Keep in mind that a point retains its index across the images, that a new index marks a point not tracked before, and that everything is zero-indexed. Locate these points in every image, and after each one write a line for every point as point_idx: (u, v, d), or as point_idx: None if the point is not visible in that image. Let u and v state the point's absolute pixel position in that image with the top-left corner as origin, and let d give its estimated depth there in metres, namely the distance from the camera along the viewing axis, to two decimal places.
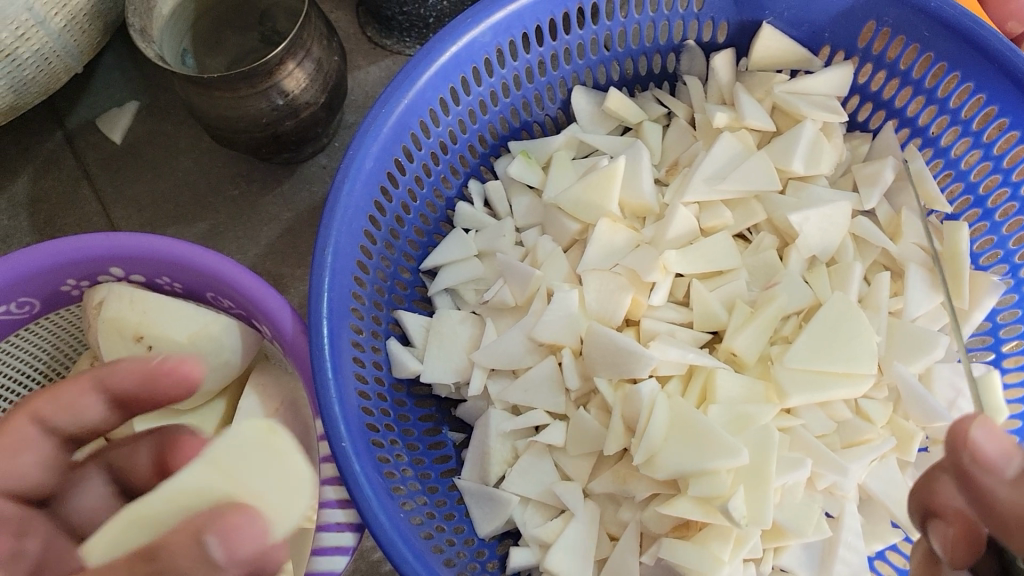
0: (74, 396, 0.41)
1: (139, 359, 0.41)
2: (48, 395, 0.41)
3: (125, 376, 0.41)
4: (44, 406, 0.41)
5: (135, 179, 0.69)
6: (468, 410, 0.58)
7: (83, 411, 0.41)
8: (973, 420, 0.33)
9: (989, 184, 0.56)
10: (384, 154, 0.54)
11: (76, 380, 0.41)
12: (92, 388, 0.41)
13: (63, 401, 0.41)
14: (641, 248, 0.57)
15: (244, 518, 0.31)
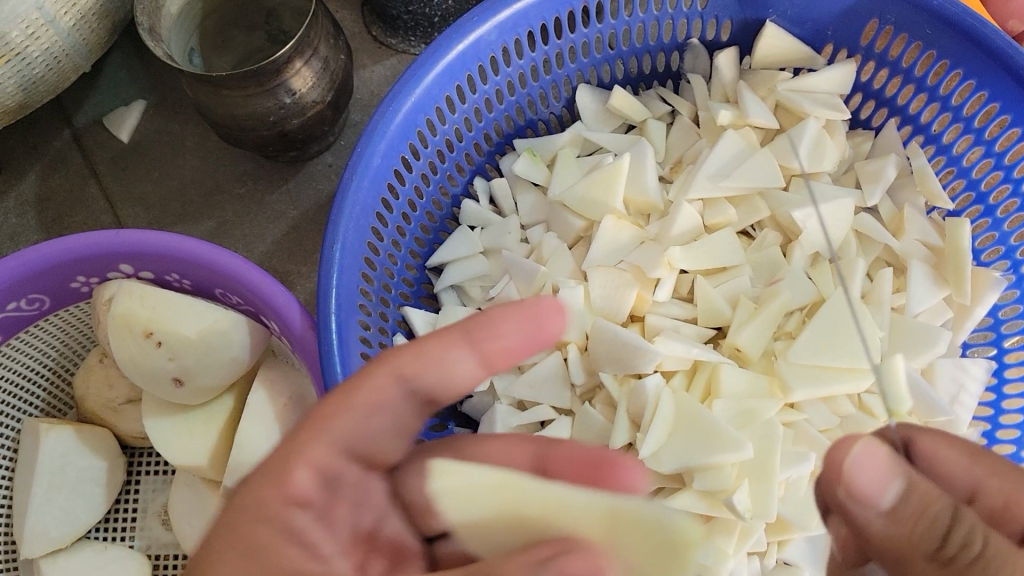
0: (439, 355, 0.34)
1: (494, 308, 0.34)
2: (411, 350, 0.33)
3: (510, 333, 0.34)
4: (404, 360, 0.33)
5: (142, 178, 0.69)
6: (474, 406, 0.58)
7: (451, 372, 0.34)
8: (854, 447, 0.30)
9: (991, 181, 0.56)
10: (391, 152, 0.54)
11: (437, 333, 0.34)
12: (463, 343, 0.34)
13: (430, 357, 0.34)
14: (646, 244, 0.57)
15: (581, 562, 0.28)
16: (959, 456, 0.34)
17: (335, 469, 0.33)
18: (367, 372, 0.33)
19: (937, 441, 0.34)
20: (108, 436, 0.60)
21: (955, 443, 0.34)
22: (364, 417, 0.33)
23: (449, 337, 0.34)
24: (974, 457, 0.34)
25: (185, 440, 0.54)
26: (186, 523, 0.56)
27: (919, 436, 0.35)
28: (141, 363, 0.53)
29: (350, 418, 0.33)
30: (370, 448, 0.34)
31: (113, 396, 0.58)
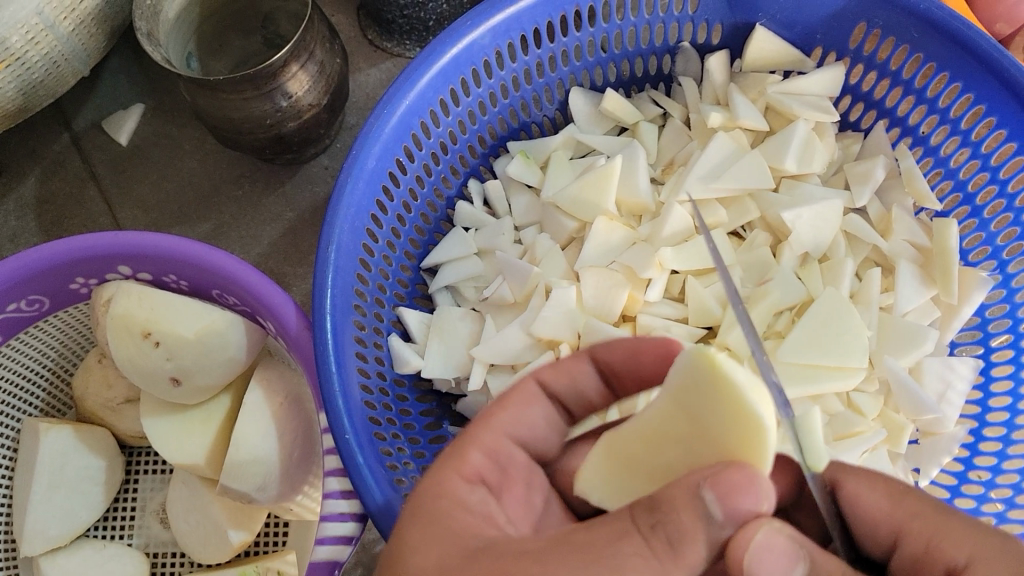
0: (574, 369, 0.45)
1: (606, 339, 0.46)
2: (549, 365, 0.45)
3: (618, 352, 0.45)
4: (544, 371, 0.44)
5: (141, 181, 0.70)
6: (468, 405, 0.60)
7: (580, 381, 0.45)
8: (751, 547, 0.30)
9: (978, 182, 0.57)
10: (385, 154, 0.55)
11: (572, 356, 0.46)
12: (589, 359, 0.45)
13: (566, 370, 0.45)
14: (637, 245, 0.58)
15: (741, 476, 0.30)
16: (880, 497, 0.38)
17: (499, 447, 0.40)
18: (518, 380, 0.44)
19: (865, 484, 0.39)
20: (107, 436, 0.61)
21: (879, 484, 0.38)
22: (519, 412, 0.42)
23: (578, 357, 0.46)
24: (895, 499, 0.38)
25: (182, 439, 0.55)
26: (184, 521, 0.57)
27: (850, 480, 0.39)
28: (139, 363, 0.53)
29: (507, 412, 0.42)
30: (529, 440, 0.42)
31: (112, 396, 0.59)
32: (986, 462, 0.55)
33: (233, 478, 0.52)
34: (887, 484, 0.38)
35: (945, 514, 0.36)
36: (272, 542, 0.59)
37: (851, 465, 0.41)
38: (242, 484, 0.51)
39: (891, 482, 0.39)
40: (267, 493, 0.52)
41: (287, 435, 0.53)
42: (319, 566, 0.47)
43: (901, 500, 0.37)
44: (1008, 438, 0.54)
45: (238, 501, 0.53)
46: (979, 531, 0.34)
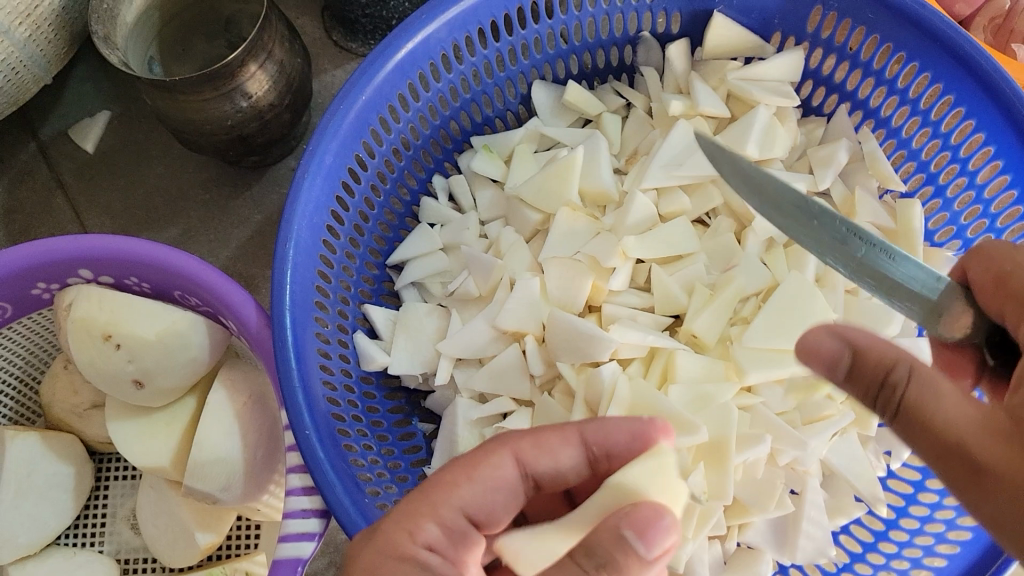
0: (557, 447, 0.40)
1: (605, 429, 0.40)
2: (531, 438, 0.40)
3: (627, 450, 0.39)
4: (524, 445, 0.39)
5: (108, 187, 0.70)
6: (436, 400, 0.60)
7: (562, 461, 0.40)
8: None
9: (941, 162, 0.57)
10: (343, 150, 0.55)
11: (557, 425, 0.41)
12: (578, 442, 0.40)
13: (548, 447, 0.40)
14: (601, 234, 0.57)
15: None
16: (886, 354, 0.34)
17: (455, 526, 0.37)
18: (490, 449, 0.39)
19: (880, 350, 0.34)
20: (75, 442, 0.60)
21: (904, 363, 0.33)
22: (486, 490, 0.38)
23: (560, 430, 0.40)
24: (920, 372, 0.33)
25: (147, 441, 0.55)
26: (153, 525, 0.57)
27: (858, 345, 0.34)
28: (102, 366, 0.53)
29: (472, 487, 0.38)
30: (485, 520, 0.38)
31: (78, 402, 0.59)
32: None
33: (196, 479, 0.51)
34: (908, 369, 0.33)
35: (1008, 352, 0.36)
36: (241, 546, 0.59)
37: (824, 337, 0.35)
38: (205, 484, 0.51)
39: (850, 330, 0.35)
40: (232, 493, 0.52)
41: (251, 435, 0.53)
42: (283, 564, 0.46)
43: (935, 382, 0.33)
44: None
45: (203, 502, 0.53)
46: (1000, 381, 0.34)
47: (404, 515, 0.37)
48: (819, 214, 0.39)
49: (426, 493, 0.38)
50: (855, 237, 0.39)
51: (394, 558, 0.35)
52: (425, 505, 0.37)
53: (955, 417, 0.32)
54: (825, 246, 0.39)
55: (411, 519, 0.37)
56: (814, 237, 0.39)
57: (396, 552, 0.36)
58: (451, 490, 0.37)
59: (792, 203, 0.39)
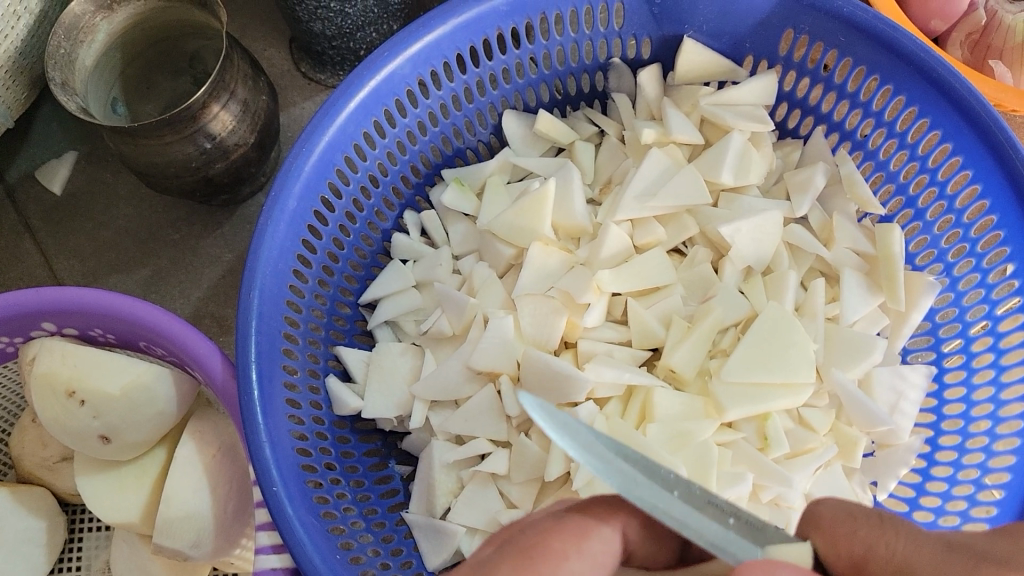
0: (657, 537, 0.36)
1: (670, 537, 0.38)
2: (641, 524, 0.35)
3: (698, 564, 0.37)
4: (633, 527, 0.35)
5: (76, 230, 0.69)
6: (413, 442, 0.59)
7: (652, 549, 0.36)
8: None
9: (920, 184, 0.56)
10: (307, 193, 0.53)
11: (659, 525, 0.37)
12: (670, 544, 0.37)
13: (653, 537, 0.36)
14: (575, 269, 0.56)
15: None
16: (845, 565, 0.34)
17: None
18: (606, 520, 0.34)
19: (840, 533, 0.35)
20: (46, 495, 0.59)
21: (856, 535, 0.34)
22: (593, 567, 0.32)
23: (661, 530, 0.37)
24: (858, 571, 0.34)
25: (116, 497, 0.54)
26: None
27: (832, 544, 0.35)
28: (66, 423, 0.52)
29: (581, 561, 0.32)
30: None
31: (48, 455, 0.58)
32: (943, 473, 0.53)
33: (164, 536, 0.50)
34: (853, 540, 0.34)
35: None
36: None
37: (821, 506, 0.36)
38: (175, 541, 0.50)
39: (858, 520, 0.35)
40: (202, 549, 0.51)
41: (221, 488, 0.52)
42: None
43: (874, 550, 0.34)
44: (963, 447, 0.53)
45: (174, 559, 0.52)
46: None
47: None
48: (677, 485, 0.33)
49: (530, 557, 0.31)
50: (724, 514, 0.33)
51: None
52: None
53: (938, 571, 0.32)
54: (700, 523, 0.32)
55: None
56: (685, 509, 0.33)
57: None
58: (561, 563, 0.31)
59: (644, 469, 0.33)
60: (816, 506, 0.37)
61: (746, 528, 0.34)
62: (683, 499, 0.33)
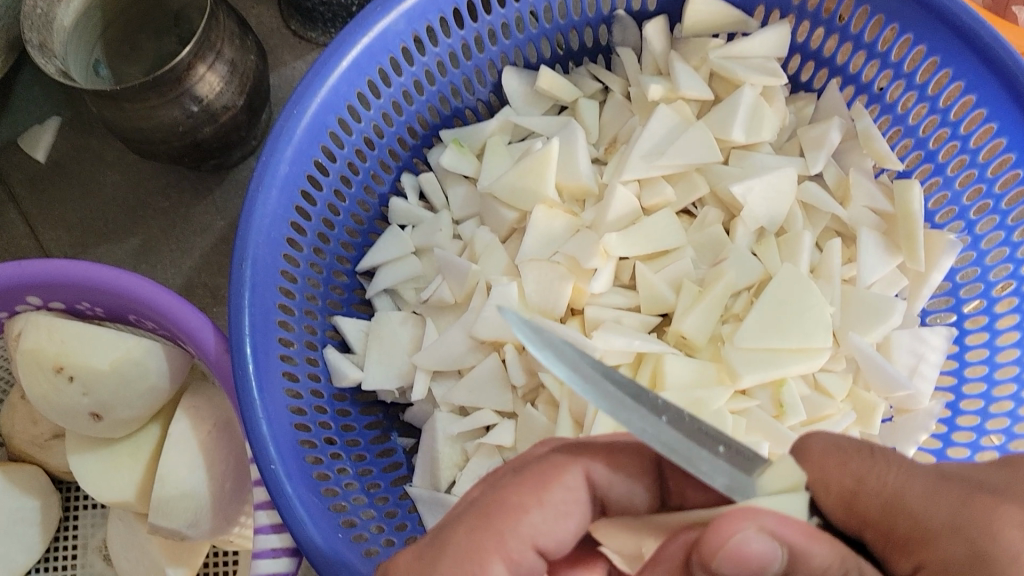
0: (633, 473, 0.35)
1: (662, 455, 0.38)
2: (605, 459, 0.35)
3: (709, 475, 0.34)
4: (597, 465, 0.34)
5: (62, 199, 0.67)
6: (415, 414, 0.57)
7: (635, 484, 0.35)
8: (763, 537, 0.27)
9: (940, 138, 0.53)
10: (300, 157, 0.51)
11: (631, 447, 0.36)
12: (654, 470, 0.35)
13: (623, 473, 0.35)
14: (580, 232, 0.54)
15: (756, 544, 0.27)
16: (835, 503, 0.31)
17: (520, 560, 0.32)
18: (565, 459, 0.34)
19: (830, 468, 0.31)
20: (39, 474, 0.58)
21: (847, 467, 0.31)
22: (555, 516, 0.33)
23: (633, 452, 0.36)
24: (850, 506, 0.31)
25: (111, 474, 0.52)
26: (124, 558, 0.56)
27: (819, 478, 0.31)
28: (55, 399, 0.50)
29: (542, 513, 0.33)
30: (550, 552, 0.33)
31: (39, 432, 0.56)
32: (964, 438, 0.51)
33: (160, 515, 0.49)
34: (843, 473, 0.31)
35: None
36: (221, 572, 0.58)
37: (810, 439, 0.33)
38: (170, 521, 0.49)
39: (850, 453, 0.32)
40: (200, 529, 0.49)
41: (218, 466, 0.50)
42: None
43: (866, 483, 0.31)
44: (986, 412, 0.51)
45: (171, 538, 0.50)
46: (943, 563, 0.30)
47: (468, 544, 0.32)
48: (666, 410, 0.31)
49: (489, 518, 0.33)
50: (715, 443, 0.31)
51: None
52: (492, 536, 0.32)
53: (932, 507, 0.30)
54: (689, 451, 0.30)
55: (477, 554, 0.32)
56: (675, 435, 0.30)
57: None
58: (520, 518, 0.32)
59: (631, 392, 0.31)
60: (807, 438, 0.33)
61: (738, 459, 0.31)
62: (672, 424, 0.31)
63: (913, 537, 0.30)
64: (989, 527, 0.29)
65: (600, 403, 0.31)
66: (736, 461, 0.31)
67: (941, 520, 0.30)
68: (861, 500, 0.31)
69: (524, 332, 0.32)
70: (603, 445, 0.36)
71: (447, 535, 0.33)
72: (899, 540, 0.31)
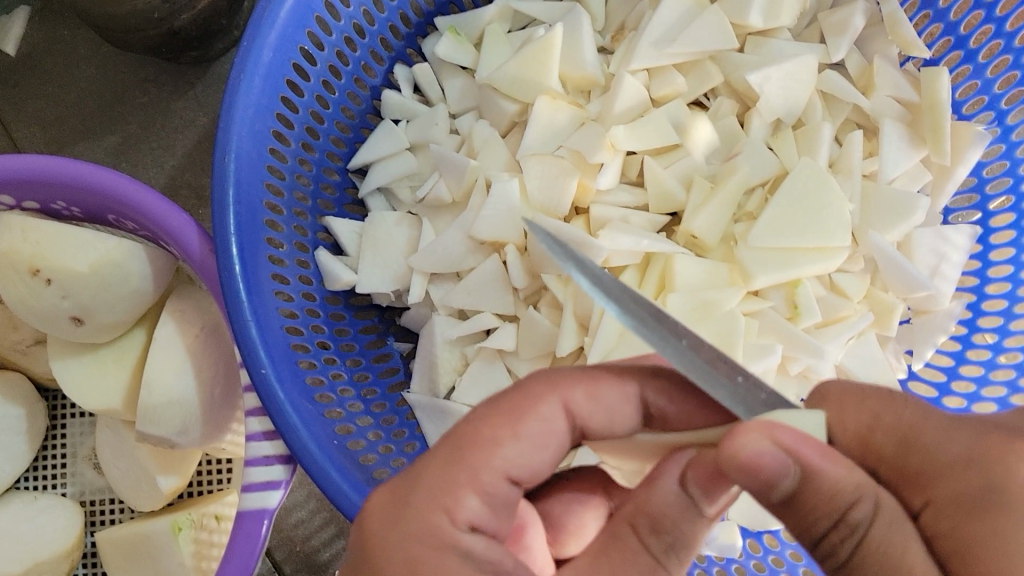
0: (614, 401, 0.33)
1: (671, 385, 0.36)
2: (585, 386, 0.32)
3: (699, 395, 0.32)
4: (576, 393, 0.32)
5: (36, 94, 0.64)
6: (412, 318, 0.55)
7: (617, 414, 0.33)
8: (779, 447, 0.25)
9: (972, 22, 0.50)
10: (285, 43, 0.47)
11: (612, 372, 0.33)
12: (637, 400, 0.33)
13: (603, 401, 0.33)
14: (586, 125, 0.51)
15: (769, 454, 0.25)
16: (849, 440, 0.30)
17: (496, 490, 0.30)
18: (539, 390, 0.32)
19: (846, 406, 0.30)
20: (23, 381, 0.56)
21: (861, 403, 0.30)
22: (532, 448, 0.31)
23: (615, 378, 0.33)
24: (864, 444, 0.29)
25: (96, 381, 0.51)
26: (115, 466, 0.55)
27: (834, 416, 0.30)
28: (33, 303, 0.48)
29: (517, 445, 0.31)
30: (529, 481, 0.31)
31: (20, 338, 0.54)
32: (985, 340, 0.49)
33: (148, 422, 0.47)
34: (858, 409, 0.30)
35: (993, 526, 0.26)
36: (214, 480, 0.57)
37: (824, 382, 0.31)
38: (158, 427, 0.47)
39: (866, 393, 0.30)
40: (190, 436, 0.48)
41: (207, 371, 0.48)
42: (246, 517, 0.43)
43: (880, 418, 0.29)
44: (1010, 313, 0.48)
45: (160, 446, 0.49)
46: (955, 498, 0.27)
47: (440, 480, 0.30)
48: (687, 334, 0.30)
49: (460, 452, 0.30)
50: (734, 372, 0.30)
51: (428, 545, 0.29)
52: (464, 472, 0.30)
53: (944, 445, 0.28)
54: (703, 375, 0.30)
55: (447, 490, 0.29)
56: (691, 359, 0.30)
57: (435, 540, 0.29)
58: (493, 450, 0.30)
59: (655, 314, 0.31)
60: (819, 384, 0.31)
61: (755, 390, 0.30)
62: (692, 349, 0.30)
63: (927, 473, 0.28)
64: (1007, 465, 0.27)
65: (622, 317, 0.31)
66: (754, 393, 0.30)
67: (956, 457, 0.28)
68: (876, 437, 0.29)
69: (563, 260, 0.33)
70: (581, 371, 0.33)
71: (417, 471, 0.30)
72: (917, 478, 0.28)
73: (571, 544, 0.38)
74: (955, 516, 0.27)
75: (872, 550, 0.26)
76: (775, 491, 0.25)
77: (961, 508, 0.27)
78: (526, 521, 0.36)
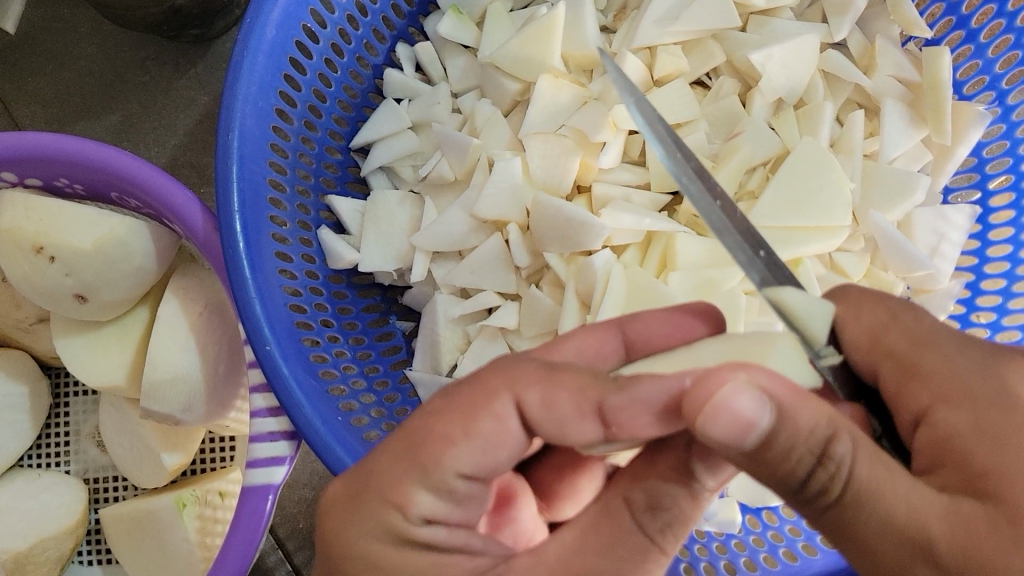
0: (570, 413, 0.28)
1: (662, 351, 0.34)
2: (541, 389, 0.29)
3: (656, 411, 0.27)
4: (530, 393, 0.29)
5: (36, 72, 0.63)
6: (415, 296, 0.55)
7: (573, 427, 0.28)
8: (755, 392, 0.25)
9: (975, 3, 0.50)
10: (287, 20, 0.47)
11: (577, 379, 0.29)
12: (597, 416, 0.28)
13: (558, 409, 0.28)
14: (587, 104, 0.51)
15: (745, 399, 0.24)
16: (860, 334, 0.32)
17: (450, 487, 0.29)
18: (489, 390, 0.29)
19: (863, 307, 0.32)
20: (25, 359, 0.57)
21: (878, 305, 0.32)
22: (484, 448, 0.29)
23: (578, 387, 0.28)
24: (875, 342, 0.31)
25: (100, 359, 0.51)
26: (119, 444, 0.55)
27: (851, 311, 0.32)
28: (37, 281, 0.48)
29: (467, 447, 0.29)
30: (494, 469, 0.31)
31: (23, 317, 0.55)
32: (985, 319, 0.49)
33: (152, 399, 0.47)
34: (875, 308, 0.32)
35: (1007, 422, 0.28)
36: (217, 458, 0.58)
37: (848, 287, 0.34)
38: (163, 404, 0.47)
39: (885, 300, 0.32)
40: (194, 413, 0.48)
41: (211, 348, 0.48)
42: (251, 493, 0.43)
43: (897, 318, 0.31)
44: (1009, 292, 0.49)
45: (164, 423, 0.49)
46: (965, 396, 0.29)
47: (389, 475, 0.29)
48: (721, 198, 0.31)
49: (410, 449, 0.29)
50: (757, 248, 0.31)
51: (386, 541, 0.29)
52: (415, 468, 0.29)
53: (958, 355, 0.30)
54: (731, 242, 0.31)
55: (398, 486, 0.29)
56: (722, 219, 0.31)
57: (395, 532, 0.29)
58: (446, 450, 0.29)
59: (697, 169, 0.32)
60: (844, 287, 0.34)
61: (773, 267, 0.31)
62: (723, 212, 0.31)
63: (935, 374, 0.30)
64: (1013, 373, 0.29)
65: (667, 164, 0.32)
66: (773, 269, 0.31)
67: (966, 364, 0.30)
68: (888, 333, 0.31)
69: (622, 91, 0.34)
70: (550, 367, 0.30)
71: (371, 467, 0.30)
72: (921, 375, 0.30)
73: (568, 507, 0.39)
74: (963, 405, 0.29)
75: (859, 487, 0.26)
76: (753, 434, 0.25)
77: (966, 405, 0.29)
78: (510, 497, 0.37)
